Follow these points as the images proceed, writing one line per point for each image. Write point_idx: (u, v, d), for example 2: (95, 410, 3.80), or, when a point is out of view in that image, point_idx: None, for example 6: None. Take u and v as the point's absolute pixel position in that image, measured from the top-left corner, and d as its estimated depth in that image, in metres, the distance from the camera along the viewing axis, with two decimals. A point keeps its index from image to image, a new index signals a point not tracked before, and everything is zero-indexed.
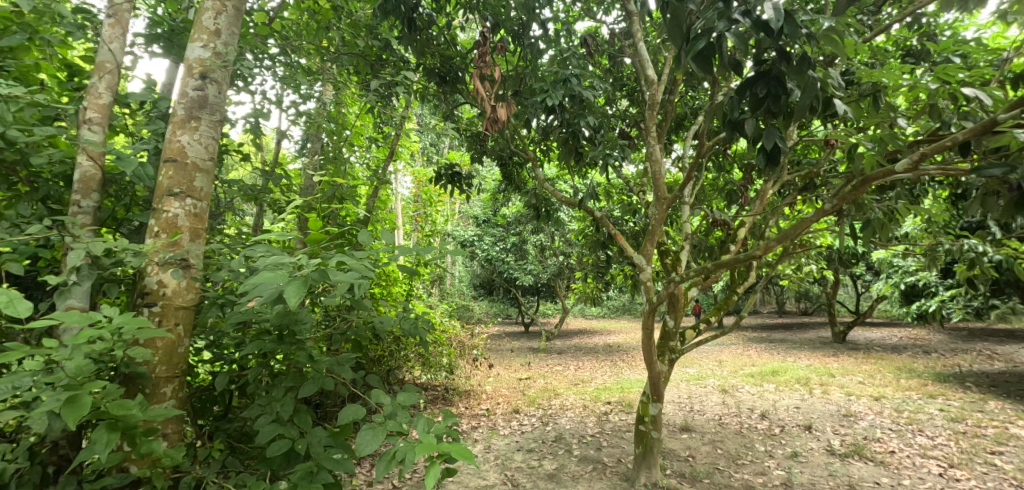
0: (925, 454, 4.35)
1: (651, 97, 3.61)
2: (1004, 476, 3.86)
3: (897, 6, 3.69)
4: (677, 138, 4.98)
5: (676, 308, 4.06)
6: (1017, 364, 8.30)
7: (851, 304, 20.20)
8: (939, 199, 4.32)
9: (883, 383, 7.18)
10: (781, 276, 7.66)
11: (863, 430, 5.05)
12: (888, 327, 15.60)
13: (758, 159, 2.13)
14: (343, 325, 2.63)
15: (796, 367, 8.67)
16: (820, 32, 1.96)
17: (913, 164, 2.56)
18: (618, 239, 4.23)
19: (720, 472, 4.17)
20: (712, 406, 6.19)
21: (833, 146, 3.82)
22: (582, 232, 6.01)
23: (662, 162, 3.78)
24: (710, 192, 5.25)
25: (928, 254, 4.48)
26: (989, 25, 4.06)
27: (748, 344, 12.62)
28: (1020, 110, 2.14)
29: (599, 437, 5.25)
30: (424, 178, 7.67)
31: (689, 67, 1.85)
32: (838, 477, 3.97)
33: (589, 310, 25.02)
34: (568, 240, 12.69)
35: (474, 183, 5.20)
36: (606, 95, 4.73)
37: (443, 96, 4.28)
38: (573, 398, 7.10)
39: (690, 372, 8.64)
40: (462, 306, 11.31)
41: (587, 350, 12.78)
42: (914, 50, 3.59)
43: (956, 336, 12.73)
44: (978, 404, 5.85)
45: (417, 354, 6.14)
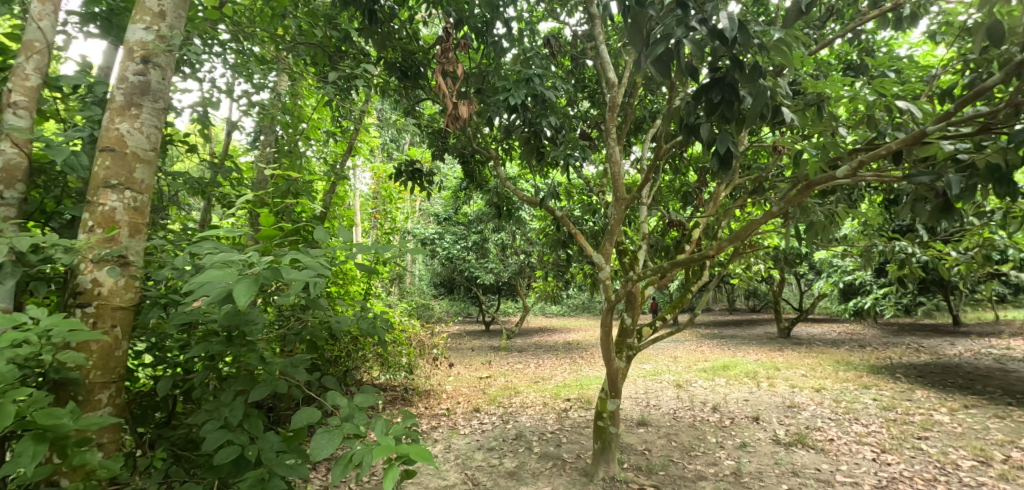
0: (860, 441, 4.66)
1: (612, 99, 3.68)
2: (927, 459, 4.20)
3: (839, 23, 3.94)
4: (636, 140, 5.11)
5: (634, 306, 4.16)
6: (940, 356, 9.04)
7: (795, 301, 21.46)
8: (874, 203, 4.64)
9: (822, 375, 7.66)
10: (732, 275, 8.02)
11: (805, 420, 5.37)
12: (827, 323, 16.68)
13: (712, 162, 2.21)
14: (297, 326, 2.53)
15: (744, 362, 9.10)
16: (771, 43, 2.05)
17: (853, 171, 2.72)
18: (578, 238, 4.28)
19: (674, 464, 4.32)
20: (667, 401, 6.39)
21: (780, 152, 4.03)
22: (543, 231, 6.07)
23: (621, 163, 3.86)
24: (667, 194, 5.42)
25: (865, 254, 4.81)
26: (919, 44, 4.39)
27: (701, 341, 13.14)
28: (946, 122, 2.32)
29: (559, 434, 5.31)
30: (384, 174, 7.50)
31: (649, 71, 1.89)
32: (783, 465, 4.20)
33: (550, 308, 25.29)
34: (529, 239, 12.78)
35: (435, 180, 5.13)
36: (568, 95, 4.79)
37: (405, 91, 4.19)
38: (533, 396, 7.15)
39: (647, 368, 8.90)
40: (423, 305, 11.15)
41: (547, 348, 12.91)
42: (854, 64, 3.83)
43: (887, 330, 13.75)
44: (905, 393, 6.34)
45: (376, 354, 6.00)
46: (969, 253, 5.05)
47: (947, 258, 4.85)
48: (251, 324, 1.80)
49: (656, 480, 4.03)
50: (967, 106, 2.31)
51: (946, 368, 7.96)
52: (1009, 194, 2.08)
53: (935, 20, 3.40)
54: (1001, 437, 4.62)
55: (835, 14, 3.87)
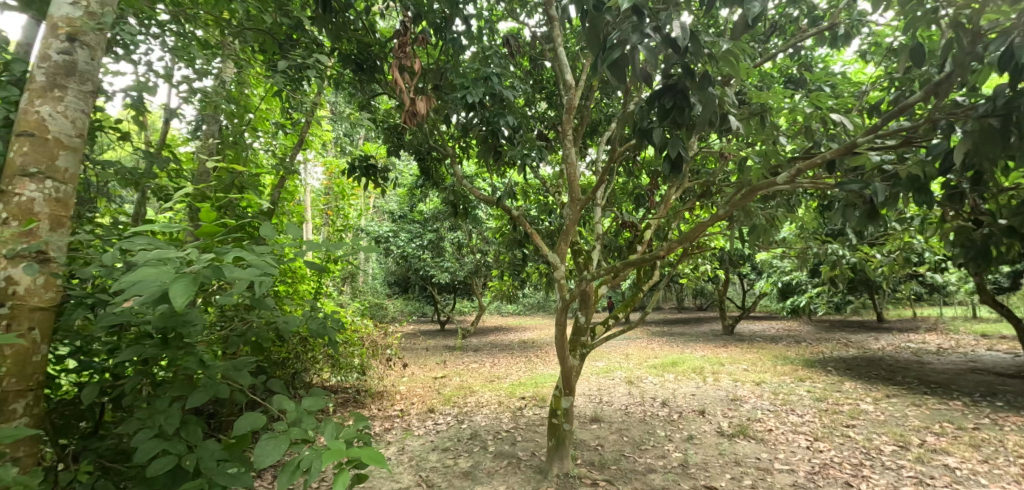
0: (795, 430, 4.99)
1: (569, 102, 3.74)
2: (853, 445, 4.55)
3: (782, 38, 4.19)
4: (592, 143, 5.22)
5: (588, 305, 4.24)
6: (865, 351, 9.82)
7: (738, 299, 22.68)
8: (810, 209, 4.97)
9: (762, 369, 8.13)
10: (681, 274, 8.35)
11: (747, 412, 5.69)
12: (766, 321, 17.73)
13: (664, 166, 2.28)
14: (241, 326, 2.39)
15: (691, 358, 9.51)
16: (720, 54, 2.16)
17: (791, 177, 2.89)
18: (534, 238, 4.31)
19: (626, 458, 4.45)
20: (620, 397, 6.58)
21: (726, 158, 4.23)
22: (500, 230, 6.08)
23: (576, 165, 3.91)
24: (621, 196, 5.56)
25: (801, 256, 5.14)
26: (852, 62, 4.74)
27: (651, 338, 13.61)
28: (873, 135, 2.51)
29: (514, 432, 5.34)
30: (336, 169, 7.24)
31: (605, 75, 1.94)
32: (726, 455, 4.42)
33: (506, 307, 25.41)
34: (485, 238, 12.76)
35: (391, 177, 5.01)
36: (526, 96, 4.81)
37: (360, 85, 4.06)
38: (488, 395, 7.14)
39: (600, 365, 9.10)
40: (376, 305, 10.88)
41: (503, 347, 12.94)
42: (795, 77, 4.09)
43: (820, 327, 14.79)
44: (834, 385, 6.84)
45: (326, 355, 5.79)
46: (891, 256, 5.51)
47: (872, 261, 5.28)
48: (189, 325, 1.67)
49: (609, 474, 4.13)
50: (891, 121, 2.52)
51: (869, 361, 8.66)
52: (925, 201, 2.29)
53: (866, 40, 3.69)
54: (916, 423, 5.07)
55: (778, 29, 4.11)
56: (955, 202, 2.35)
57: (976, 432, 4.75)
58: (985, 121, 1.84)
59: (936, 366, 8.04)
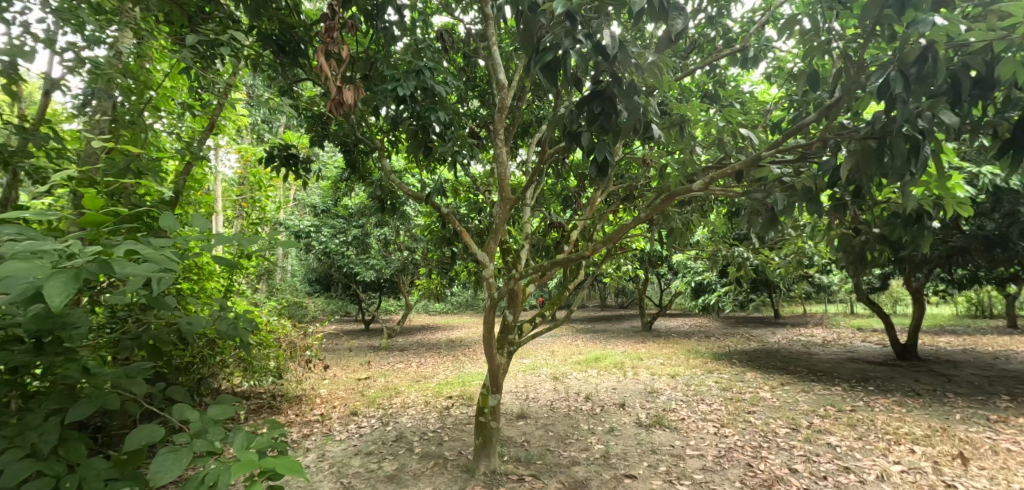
0: (705, 418, 5.43)
1: (501, 101, 3.74)
2: (752, 430, 5.04)
3: (700, 56, 4.48)
4: (522, 143, 5.28)
5: (516, 303, 4.28)
6: (763, 344, 10.91)
7: (655, 298, 24.24)
8: (720, 215, 5.41)
9: (676, 363, 8.73)
10: (605, 274, 8.73)
11: (662, 403, 6.09)
12: (679, 318, 19.05)
13: (591, 169, 2.36)
14: (134, 328, 2.13)
15: (613, 353, 9.99)
16: (646, 66, 2.28)
17: (704, 185, 3.11)
18: (463, 236, 4.25)
19: (551, 453, 4.56)
20: (545, 393, 6.75)
21: (648, 164, 4.48)
22: (428, 227, 5.98)
23: (507, 164, 3.94)
24: (549, 197, 5.69)
25: (712, 258, 5.59)
26: (759, 83, 5.23)
27: (576, 336, 14.09)
28: (774, 149, 2.79)
29: (440, 432, 5.28)
30: (252, 157, 6.69)
31: (538, 77, 1.96)
32: (643, 445, 4.70)
33: (434, 306, 25.10)
34: (413, 235, 12.45)
35: (314, 168, 4.72)
36: (458, 93, 4.77)
37: (282, 69, 3.77)
38: (415, 395, 6.99)
39: (527, 363, 9.28)
40: (295, 304, 10.22)
41: (430, 346, 12.75)
42: (710, 93, 4.44)
43: (726, 323, 16.19)
44: (737, 376, 7.51)
45: (237, 359, 5.35)
46: (786, 258, 6.15)
47: (771, 263, 5.86)
48: (69, 328, 1.45)
49: (535, 469, 4.22)
50: (789, 138, 2.82)
51: (766, 353, 9.62)
52: (816, 210, 2.59)
53: (771, 64, 4.10)
54: (805, 407, 5.72)
55: (697, 47, 4.42)
56: (838, 212, 2.68)
57: (850, 413, 5.44)
58: (865, 143, 2.12)
59: (820, 356, 9.10)
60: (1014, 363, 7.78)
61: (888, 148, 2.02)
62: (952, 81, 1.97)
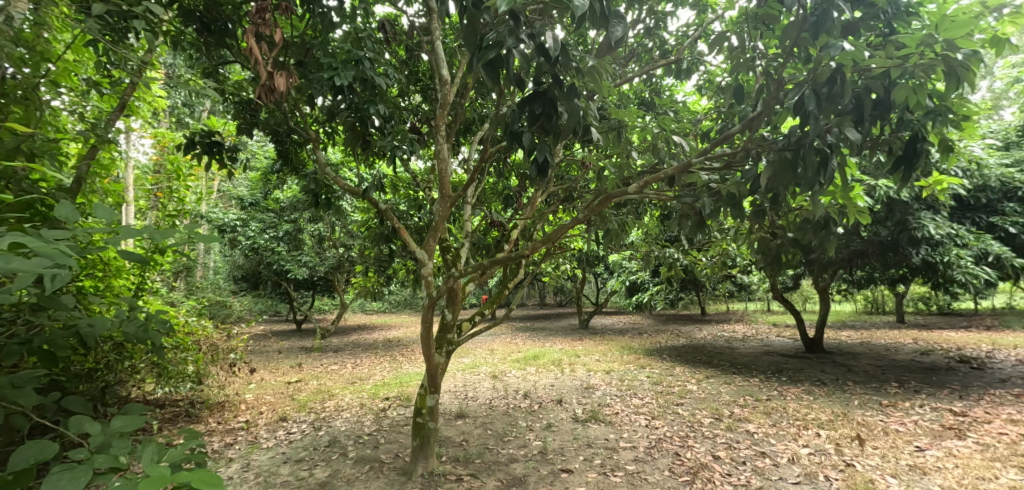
0: (637, 412, 5.69)
1: (444, 97, 3.67)
2: (680, 421, 5.35)
3: (638, 64, 4.66)
4: (464, 141, 5.23)
5: (455, 302, 4.21)
6: (690, 340, 11.62)
7: (592, 296, 25.07)
8: (653, 218, 5.67)
9: (610, 359, 9.08)
10: (544, 273, 8.88)
11: (598, 398, 6.30)
12: (614, 315, 19.83)
13: (531, 169, 2.37)
14: (18, 331, 1.86)
15: (551, 351, 10.21)
16: (586, 71, 2.34)
17: (639, 188, 3.23)
18: (400, 233, 4.12)
19: (490, 451, 4.58)
20: (484, 392, 6.76)
21: (586, 167, 4.61)
22: (366, 223, 5.78)
23: (449, 162, 3.88)
24: (490, 195, 5.68)
25: (645, 258, 5.86)
26: (691, 94, 5.54)
27: (515, 334, 14.25)
28: (703, 157, 2.96)
29: (377, 435, 5.12)
30: (170, 143, 6.12)
31: (481, 75, 1.95)
32: (580, 439, 4.83)
33: (371, 305, 24.41)
34: (350, 231, 11.96)
35: (241, 158, 4.40)
36: (399, 86, 4.64)
37: (206, 49, 3.47)
38: (350, 398, 6.72)
39: (466, 361, 9.24)
40: (218, 303, 9.49)
41: (366, 347, 12.35)
42: (646, 100, 4.65)
43: (657, 320, 17.09)
44: (667, 370, 7.94)
45: (149, 363, 4.87)
46: (711, 259, 6.58)
47: (698, 264, 6.24)
48: None
49: (473, 468, 4.20)
50: (717, 147, 3.01)
51: (693, 348, 10.25)
52: (738, 215, 2.80)
53: (702, 77, 4.35)
54: (726, 398, 6.16)
55: (635, 56, 4.60)
56: (758, 217, 2.91)
57: (766, 403, 5.92)
58: (783, 154, 2.32)
59: (740, 350, 9.85)
60: (898, 354, 8.86)
61: (802, 160, 2.23)
62: (856, 102, 2.21)
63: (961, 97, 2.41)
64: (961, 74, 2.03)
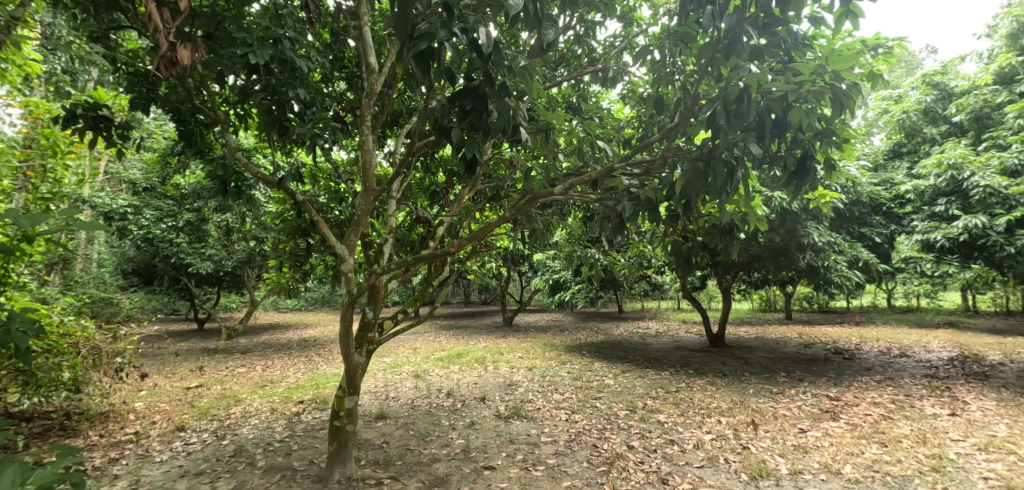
0: (559, 406, 5.88)
1: (370, 86, 3.51)
2: (598, 414, 5.59)
3: (567, 69, 4.79)
4: (390, 133, 5.05)
5: (377, 299, 4.04)
6: (608, 336, 12.21)
7: (516, 294, 25.52)
8: (577, 220, 5.86)
9: (533, 356, 9.29)
10: (469, 271, 8.86)
11: (520, 394, 6.42)
12: (538, 313, 20.32)
13: (459, 166, 2.35)
14: None
15: (475, 349, 10.22)
16: (518, 71, 2.36)
17: (565, 189, 3.31)
18: (319, 226, 3.87)
19: (411, 452, 4.48)
20: (406, 391, 6.60)
21: (514, 167, 4.64)
22: (280, 214, 5.39)
23: (374, 153, 3.72)
24: (416, 191, 5.54)
25: (569, 258, 6.05)
26: (616, 102, 5.79)
27: (439, 332, 14.07)
28: (624, 163, 3.10)
29: (289, 441, 4.80)
30: (44, 114, 5.28)
31: (411, 65, 1.91)
32: (503, 436, 4.89)
33: (284, 302, 22.91)
34: (263, 223, 11.08)
35: (134, 136, 3.91)
36: (322, 71, 4.38)
37: (93, 9, 3.03)
38: (259, 403, 6.24)
39: (387, 361, 8.96)
40: (101, 300, 8.37)
41: (278, 347, 11.54)
42: (574, 105, 4.80)
43: (578, 317, 17.77)
44: (587, 366, 8.27)
45: (11, 370, 4.18)
46: (629, 260, 6.95)
47: (617, 264, 6.57)
48: None
49: (394, 471, 4.09)
50: (637, 154, 3.17)
51: (610, 344, 10.78)
52: (654, 219, 2.98)
53: (626, 87, 4.58)
54: (640, 391, 6.56)
55: (564, 61, 4.73)
56: (671, 222, 3.11)
57: (675, 394, 6.38)
58: (695, 164, 2.51)
59: (652, 346, 10.53)
60: (785, 347, 9.95)
61: (712, 171, 2.43)
62: (759, 120, 2.44)
63: (842, 122, 2.78)
64: (844, 101, 2.32)
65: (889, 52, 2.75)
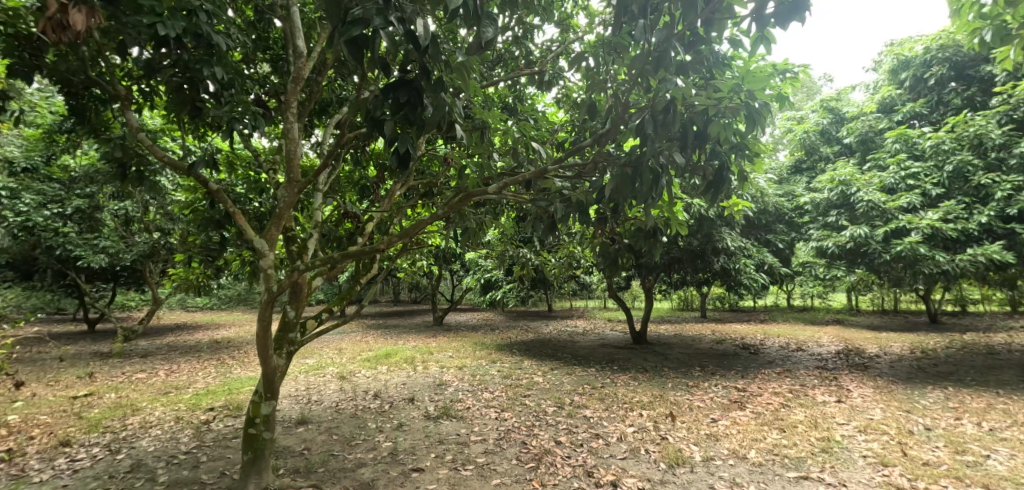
0: (489, 405, 5.89)
1: (297, 71, 3.30)
2: (527, 411, 5.67)
3: (505, 70, 4.82)
4: (318, 122, 4.80)
5: (299, 297, 3.81)
6: (539, 335, 12.43)
7: (447, 293, 25.27)
8: (509, 219, 5.90)
9: (464, 355, 9.24)
10: (399, 269, 8.65)
11: (450, 394, 6.36)
12: (469, 312, 20.23)
13: (391, 160, 2.26)
14: None
15: (404, 348, 9.98)
16: (455, 66, 2.33)
17: (499, 188, 3.31)
18: (235, 218, 3.57)
19: (335, 458, 4.28)
20: (330, 394, 6.31)
21: (449, 164, 4.58)
22: (190, 204, 4.93)
23: (299, 143, 3.51)
24: (345, 184, 5.30)
25: (502, 257, 6.08)
26: (550, 105, 5.91)
27: (367, 332, 13.58)
28: (556, 165, 3.16)
29: (196, 452, 4.40)
30: None
31: (343, 52, 1.82)
32: (431, 437, 4.81)
33: (192, 300, 20.98)
34: (170, 213, 10.07)
35: (9, 107, 3.38)
36: (244, 51, 4.07)
37: None
38: (161, 412, 5.66)
39: (310, 363, 8.50)
40: None
41: (185, 349, 10.55)
42: (510, 106, 4.84)
43: (509, 316, 17.95)
44: (516, 364, 8.37)
45: None
46: (560, 260, 7.13)
47: (547, 264, 6.73)
48: None
49: (316, 479, 3.89)
50: (570, 157, 3.24)
51: (540, 343, 11.00)
52: (584, 221, 3.07)
53: (560, 92, 4.70)
54: (568, 387, 6.75)
55: (502, 61, 4.76)
56: (600, 224, 3.23)
57: (600, 390, 6.63)
58: (624, 169, 2.61)
59: (580, 344, 10.87)
60: (700, 343, 10.69)
61: (639, 177, 2.54)
62: (682, 131, 2.60)
63: (754, 137, 3.03)
64: (755, 120, 2.54)
65: (795, 77, 3.05)
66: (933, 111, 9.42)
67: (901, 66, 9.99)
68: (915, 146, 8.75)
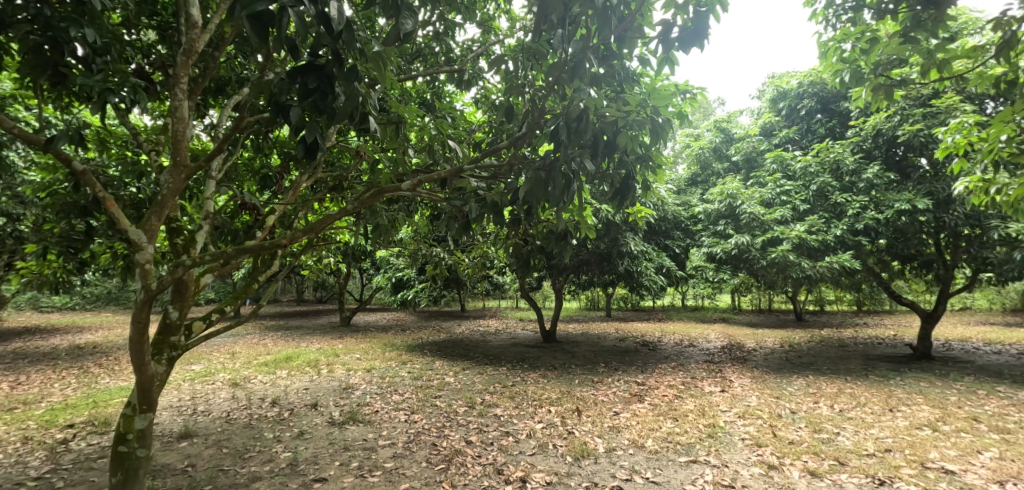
0: (398, 408, 5.72)
1: (190, 43, 2.96)
2: (438, 412, 5.60)
3: (423, 65, 4.73)
4: (214, 102, 4.36)
5: (185, 297, 3.41)
6: (452, 335, 12.34)
7: (356, 292, 24.18)
8: (423, 217, 5.79)
9: (371, 357, 8.90)
10: (303, 267, 8.10)
11: (357, 398, 6.10)
12: (377, 312, 19.53)
13: (298, 149, 2.11)
14: None
15: (306, 351, 9.38)
16: (371, 55, 2.23)
17: (413, 185, 3.23)
18: (106, 204, 3.12)
19: (224, 473, 3.91)
20: (219, 403, 5.74)
21: (361, 157, 4.39)
22: (47, 186, 4.21)
23: (189, 124, 3.15)
24: (243, 172, 4.85)
25: (414, 255, 5.93)
26: (468, 104, 5.90)
27: (264, 334, 12.56)
28: (473, 165, 3.15)
29: (48, 477, 3.78)
30: None
31: (243, 27, 1.66)
32: (336, 444, 4.57)
33: (45, 299, 17.92)
34: (19, 196, 8.52)
35: None
36: (125, 14, 3.57)
37: None
38: (3, 432, 4.78)
39: (196, 369, 7.68)
40: None
41: (35, 357, 8.99)
42: (428, 102, 4.76)
43: (422, 317, 17.62)
44: (427, 365, 8.23)
45: None
46: (474, 259, 7.15)
47: (460, 264, 6.72)
48: None
49: None
50: (486, 158, 3.26)
51: (452, 343, 10.93)
52: (498, 221, 3.10)
53: (479, 92, 4.71)
54: (480, 387, 6.78)
55: (421, 56, 4.67)
56: (513, 225, 3.28)
57: (511, 388, 6.74)
58: (538, 172, 2.67)
59: (492, 343, 10.97)
60: (605, 342, 11.29)
61: (552, 181, 2.61)
62: (594, 140, 2.73)
63: (657, 150, 3.26)
64: (658, 134, 2.74)
65: (693, 97, 3.33)
66: (803, 138, 10.81)
67: (779, 96, 11.28)
68: (789, 167, 9.99)
